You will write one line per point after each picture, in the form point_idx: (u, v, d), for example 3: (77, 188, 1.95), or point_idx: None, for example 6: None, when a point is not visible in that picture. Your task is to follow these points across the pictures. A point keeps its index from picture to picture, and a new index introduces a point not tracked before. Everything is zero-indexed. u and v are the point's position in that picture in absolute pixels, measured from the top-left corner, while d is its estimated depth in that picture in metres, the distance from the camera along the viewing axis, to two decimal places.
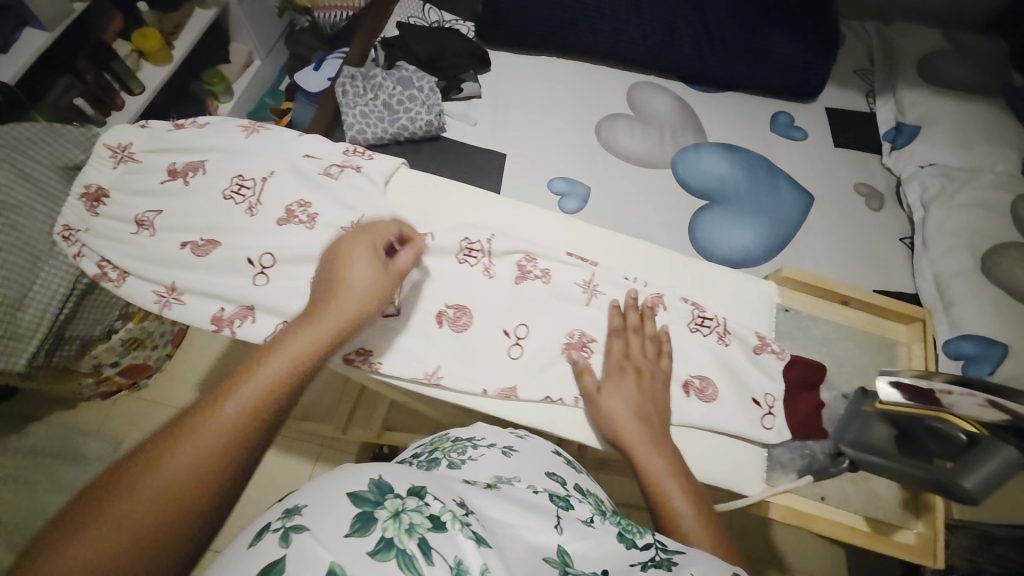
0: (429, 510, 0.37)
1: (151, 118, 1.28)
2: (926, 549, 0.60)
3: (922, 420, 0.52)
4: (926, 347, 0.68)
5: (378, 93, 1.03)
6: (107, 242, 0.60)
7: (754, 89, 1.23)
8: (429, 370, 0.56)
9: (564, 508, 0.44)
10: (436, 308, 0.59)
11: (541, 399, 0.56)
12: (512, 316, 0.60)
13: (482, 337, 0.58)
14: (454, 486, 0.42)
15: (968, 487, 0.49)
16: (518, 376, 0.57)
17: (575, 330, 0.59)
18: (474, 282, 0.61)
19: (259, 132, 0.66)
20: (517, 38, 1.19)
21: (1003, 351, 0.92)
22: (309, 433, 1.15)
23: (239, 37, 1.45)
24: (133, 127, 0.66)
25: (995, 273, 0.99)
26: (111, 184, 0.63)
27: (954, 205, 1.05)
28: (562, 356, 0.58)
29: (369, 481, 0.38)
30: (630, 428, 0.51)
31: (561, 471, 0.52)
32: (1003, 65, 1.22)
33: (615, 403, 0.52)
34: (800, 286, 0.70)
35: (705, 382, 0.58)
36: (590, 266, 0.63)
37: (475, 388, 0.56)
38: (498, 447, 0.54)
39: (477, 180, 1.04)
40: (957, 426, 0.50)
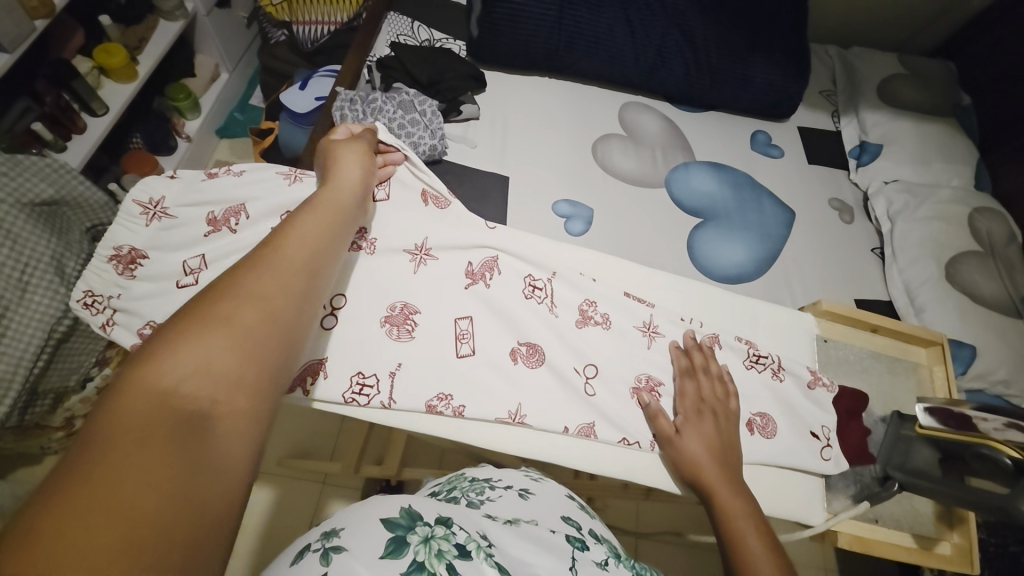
0: (456, 538, 0.37)
1: (112, 141, 1.18)
2: (964, 558, 0.67)
3: (973, 447, 0.60)
4: (947, 368, 0.75)
5: (378, 117, 0.99)
6: (142, 305, 0.57)
7: (734, 108, 1.28)
8: (513, 410, 0.60)
9: (580, 549, 0.45)
10: (509, 345, 0.64)
11: (618, 442, 0.62)
12: (581, 356, 0.65)
13: (554, 376, 0.64)
14: (474, 518, 0.43)
15: None
16: (595, 414, 0.63)
17: (643, 374, 0.66)
18: (540, 321, 0.66)
19: (301, 181, 0.63)
20: (512, 60, 1.18)
21: (971, 352, 1.02)
22: (309, 470, 1.10)
23: (205, 49, 1.35)
24: (163, 179, 0.63)
25: (958, 280, 1.08)
26: (148, 244, 0.60)
27: (919, 218, 1.14)
28: (632, 400, 0.64)
29: (400, 509, 0.40)
30: (716, 473, 0.56)
31: (576, 515, 0.52)
32: (952, 86, 1.34)
33: (699, 446, 0.58)
34: (837, 318, 0.75)
35: (765, 419, 0.65)
36: (648, 308, 0.69)
37: (559, 426, 0.61)
38: (514, 489, 0.54)
39: (482, 203, 1.02)
40: (1003, 451, 0.58)
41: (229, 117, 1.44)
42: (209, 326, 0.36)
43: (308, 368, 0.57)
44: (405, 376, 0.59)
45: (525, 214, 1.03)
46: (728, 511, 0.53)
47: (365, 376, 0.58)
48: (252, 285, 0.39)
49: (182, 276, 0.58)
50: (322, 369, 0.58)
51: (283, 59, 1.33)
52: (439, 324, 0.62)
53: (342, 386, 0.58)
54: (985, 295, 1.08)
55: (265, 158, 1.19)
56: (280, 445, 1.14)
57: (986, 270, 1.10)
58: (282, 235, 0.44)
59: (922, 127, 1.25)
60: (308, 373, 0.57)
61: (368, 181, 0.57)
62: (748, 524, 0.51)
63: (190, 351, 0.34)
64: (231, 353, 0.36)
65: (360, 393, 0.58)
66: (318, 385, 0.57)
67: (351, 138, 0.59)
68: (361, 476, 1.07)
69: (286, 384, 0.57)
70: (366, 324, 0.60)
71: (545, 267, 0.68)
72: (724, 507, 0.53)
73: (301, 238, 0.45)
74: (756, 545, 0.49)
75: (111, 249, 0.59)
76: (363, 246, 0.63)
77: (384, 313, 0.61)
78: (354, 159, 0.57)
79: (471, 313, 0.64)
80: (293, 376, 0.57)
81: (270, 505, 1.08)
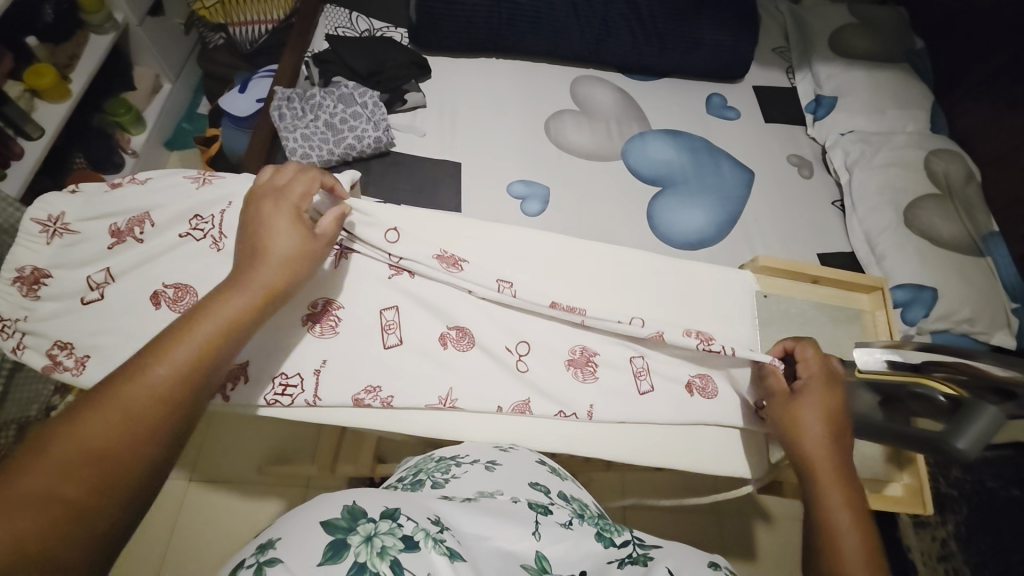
0: (402, 531, 0.37)
1: (53, 164, 1.16)
2: (915, 497, 0.69)
3: (909, 387, 0.61)
4: (888, 313, 0.76)
5: (318, 114, 0.98)
6: (55, 322, 0.58)
7: (686, 73, 1.26)
8: (443, 395, 0.62)
9: (543, 513, 0.45)
10: (438, 330, 0.65)
11: (555, 415, 0.64)
12: (513, 334, 0.66)
13: (485, 354, 0.65)
14: (428, 502, 0.43)
15: (960, 447, 0.52)
16: (530, 390, 0.64)
17: (577, 347, 0.67)
18: (467, 302, 0.66)
19: (210, 182, 0.64)
20: (456, 44, 1.16)
21: (932, 294, 1.03)
22: (288, 475, 1.10)
23: (142, 59, 1.32)
24: (64, 196, 0.63)
25: (917, 225, 1.08)
26: (52, 263, 0.60)
27: (876, 166, 1.14)
28: (567, 371, 0.66)
29: (342, 508, 0.39)
30: (821, 443, 0.55)
31: (545, 479, 0.52)
32: (905, 31, 1.33)
33: (810, 413, 0.57)
34: (776, 272, 0.76)
35: (706, 380, 0.68)
36: (586, 283, 0.70)
37: (491, 406, 0.63)
38: (480, 463, 0.54)
39: (433, 192, 1.01)
40: (938, 388, 0.58)
41: (177, 129, 1.42)
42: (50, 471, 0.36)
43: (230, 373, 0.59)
44: (330, 372, 0.61)
45: (477, 199, 1.01)
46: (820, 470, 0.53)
47: (288, 377, 0.60)
48: (106, 416, 0.39)
49: (88, 291, 0.60)
50: (242, 374, 0.59)
51: (224, 65, 1.30)
52: (363, 317, 0.64)
53: (264, 388, 0.60)
54: (945, 237, 1.08)
55: (213, 167, 1.17)
56: (258, 452, 1.14)
57: (943, 212, 1.10)
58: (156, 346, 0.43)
59: (876, 74, 1.24)
60: (229, 377, 0.59)
61: (303, 247, 0.54)
62: (834, 493, 0.51)
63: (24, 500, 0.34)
64: (67, 498, 0.35)
65: (283, 393, 0.60)
66: (239, 390, 0.59)
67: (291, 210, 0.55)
68: (341, 477, 1.07)
69: None
70: (290, 321, 0.61)
71: (480, 253, 0.70)
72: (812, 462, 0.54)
73: (175, 349, 0.43)
74: (840, 517, 0.49)
75: (14, 270, 0.59)
76: None
77: (306, 311, 0.62)
78: (283, 238, 0.53)
79: (397, 303, 0.65)
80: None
81: (253, 512, 1.09)
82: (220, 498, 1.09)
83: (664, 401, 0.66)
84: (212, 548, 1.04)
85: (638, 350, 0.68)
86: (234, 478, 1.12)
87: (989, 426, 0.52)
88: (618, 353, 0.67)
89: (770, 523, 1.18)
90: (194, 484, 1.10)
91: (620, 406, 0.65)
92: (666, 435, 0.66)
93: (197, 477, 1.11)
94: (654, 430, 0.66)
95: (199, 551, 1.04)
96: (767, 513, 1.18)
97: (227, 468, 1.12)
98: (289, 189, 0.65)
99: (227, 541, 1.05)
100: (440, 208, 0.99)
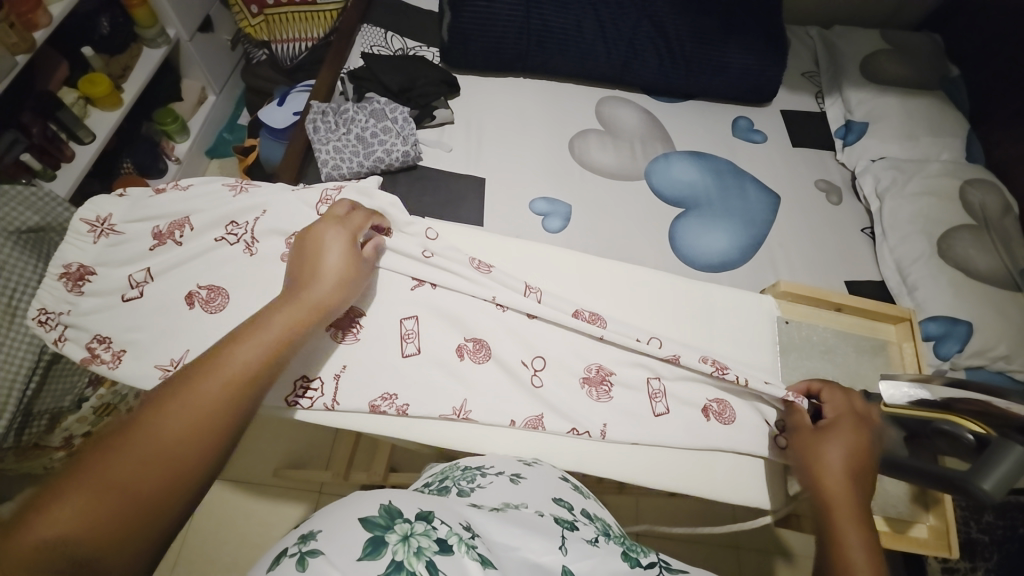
0: (437, 533, 0.38)
1: (101, 167, 1.23)
2: (940, 541, 0.66)
3: (933, 423, 0.59)
4: (916, 344, 0.74)
5: (350, 127, 1.02)
6: (95, 317, 0.62)
7: (713, 96, 1.26)
8: (457, 406, 0.63)
9: (569, 529, 0.44)
10: (456, 342, 0.66)
11: (567, 432, 0.63)
12: (528, 349, 0.67)
13: (500, 367, 0.65)
14: (459, 509, 0.43)
15: (987, 488, 0.50)
16: (543, 406, 0.64)
17: (593, 365, 0.67)
18: (486, 316, 0.67)
19: (246, 191, 0.67)
20: (485, 63, 1.19)
21: (966, 328, 0.99)
22: (303, 479, 1.12)
23: (190, 72, 1.40)
24: (112, 199, 0.66)
25: (951, 255, 1.05)
26: (96, 261, 0.64)
27: (908, 194, 1.11)
28: (581, 389, 0.66)
29: (380, 507, 0.40)
30: (839, 477, 0.53)
31: (569, 496, 0.51)
32: (940, 58, 1.31)
33: (834, 448, 0.56)
34: (797, 298, 0.75)
35: (723, 405, 0.67)
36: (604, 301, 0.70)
37: (505, 420, 0.63)
38: (505, 475, 0.53)
39: (457, 205, 1.03)
40: (967, 427, 0.56)
41: (218, 138, 1.49)
42: (135, 452, 0.38)
43: None
44: (349, 378, 0.62)
45: (500, 214, 1.03)
46: (830, 499, 0.52)
47: (309, 380, 0.62)
48: (177, 417, 0.41)
49: (129, 289, 0.63)
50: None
51: (265, 78, 1.37)
52: (384, 325, 0.65)
53: (285, 390, 0.61)
54: (982, 269, 1.05)
55: (249, 175, 1.22)
56: (276, 455, 1.16)
57: (981, 243, 1.07)
58: (218, 355, 0.46)
59: (910, 101, 1.22)
60: None
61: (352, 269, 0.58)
62: (842, 519, 0.50)
63: (107, 480, 0.37)
64: (149, 479, 0.38)
65: (303, 396, 0.61)
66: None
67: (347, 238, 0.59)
68: (353, 484, 1.08)
69: None
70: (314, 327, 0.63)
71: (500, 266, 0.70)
72: (824, 491, 0.53)
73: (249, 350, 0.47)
74: (855, 553, 0.47)
75: (61, 267, 0.63)
76: None
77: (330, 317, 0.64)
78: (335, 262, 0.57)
79: (417, 313, 0.66)
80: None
81: (267, 514, 1.10)
82: (235, 498, 1.11)
83: (679, 425, 0.65)
84: (226, 548, 1.06)
85: (654, 371, 0.67)
86: (249, 479, 1.14)
87: (1018, 468, 0.50)
88: (634, 373, 0.67)
89: (791, 559, 1.14)
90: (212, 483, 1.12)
91: (634, 427, 0.64)
92: (680, 459, 0.65)
93: None
94: (669, 453, 0.65)
95: (214, 548, 1.06)
96: (788, 549, 1.14)
97: (243, 468, 1.14)
98: (319, 198, 0.68)
99: (240, 544, 1.07)
100: (462, 222, 1.00)
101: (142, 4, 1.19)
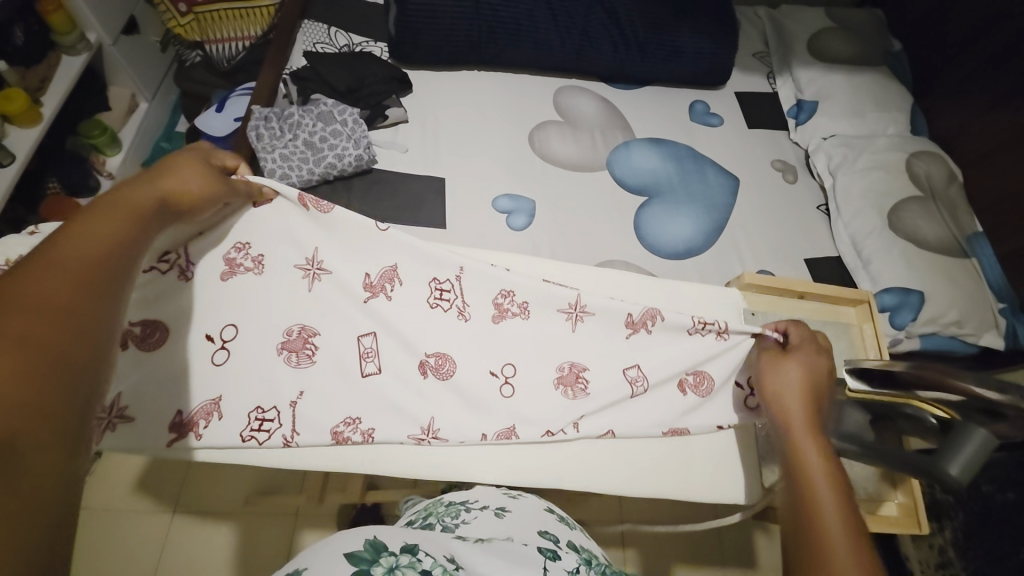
0: (421, 565, 0.36)
1: (25, 190, 1.12)
2: (911, 518, 0.69)
3: (897, 406, 0.62)
4: (875, 325, 0.76)
5: (297, 132, 0.95)
6: None
7: (669, 81, 1.25)
8: (425, 425, 0.62)
9: (551, 559, 0.43)
10: (417, 357, 0.64)
11: (542, 436, 0.63)
12: (499, 357, 0.66)
13: (471, 377, 0.65)
14: (443, 540, 0.42)
15: (954, 474, 0.51)
16: (513, 415, 0.64)
17: (566, 363, 0.68)
18: (448, 328, 0.66)
19: None
20: (436, 58, 1.15)
21: (918, 297, 1.03)
22: (276, 505, 1.08)
23: (118, 79, 1.30)
24: (22, 237, 0.60)
25: (901, 228, 1.09)
26: None
27: (859, 169, 1.14)
28: (556, 390, 0.66)
29: (365, 541, 0.38)
30: (795, 395, 0.55)
31: (554, 528, 0.49)
32: (882, 33, 1.34)
33: (792, 368, 0.58)
34: (760, 287, 0.77)
35: (700, 377, 0.68)
36: (574, 289, 0.68)
37: (475, 434, 0.63)
38: (490, 509, 0.52)
39: (417, 209, 0.99)
40: (928, 411, 0.59)
41: (155, 148, 1.38)
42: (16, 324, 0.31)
43: (205, 408, 0.59)
44: (308, 404, 0.61)
45: (463, 217, 1.00)
46: (784, 409, 0.54)
47: (265, 411, 0.60)
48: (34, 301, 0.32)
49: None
50: (215, 410, 0.59)
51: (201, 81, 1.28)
52: (339, 343, 0.64)
53: (240, 424, 0.59)
54: (930, 239, 1.09)
55: None
56: (244, 483, 1.11)
57: (928, 214, 1.11)
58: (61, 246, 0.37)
59: (857, 76, 1.25)
60: (205, 413, 0.59)
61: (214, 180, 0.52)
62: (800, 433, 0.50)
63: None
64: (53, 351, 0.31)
65: (259, 430, 0.59)
66: (212, 426, 0.58)
67: (198, 149, 0.52)
68: (330, 504, 1.05)
69: (178, 429, 0.58)
70: (262, 353, 0.61)
71: (451, 266, 0.67)
72: (779, 404, 0.55)
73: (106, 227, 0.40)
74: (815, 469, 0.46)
75: None
76: (250, 266, 0.63)
77: (281, 339, 0.63)
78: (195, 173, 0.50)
79: (374, 330, 0.65)
80: (186, 420, 0.58)
81: (242, 545, 1.06)
82: (208, 530, 1.07)
83: (649, 420, 0.66)
84: None
85: (630, 360, 0.68)
86: (219, 509, 1.09)
87: (979, 450, 0.51)
88: (608, 368, 0.68)
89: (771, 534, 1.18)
90: (180, 517, 1.07)
91: (609, 411, 0.66)
92: (651, 453, 0.66)
93: (182, 510, 1.08)
94: (648, 445, 0.66)
95: None
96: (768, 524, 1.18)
97: (211, 501, 1.09)
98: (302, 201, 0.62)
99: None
100: (425, 226, 0.97)
101: (59, 9, 1.09)
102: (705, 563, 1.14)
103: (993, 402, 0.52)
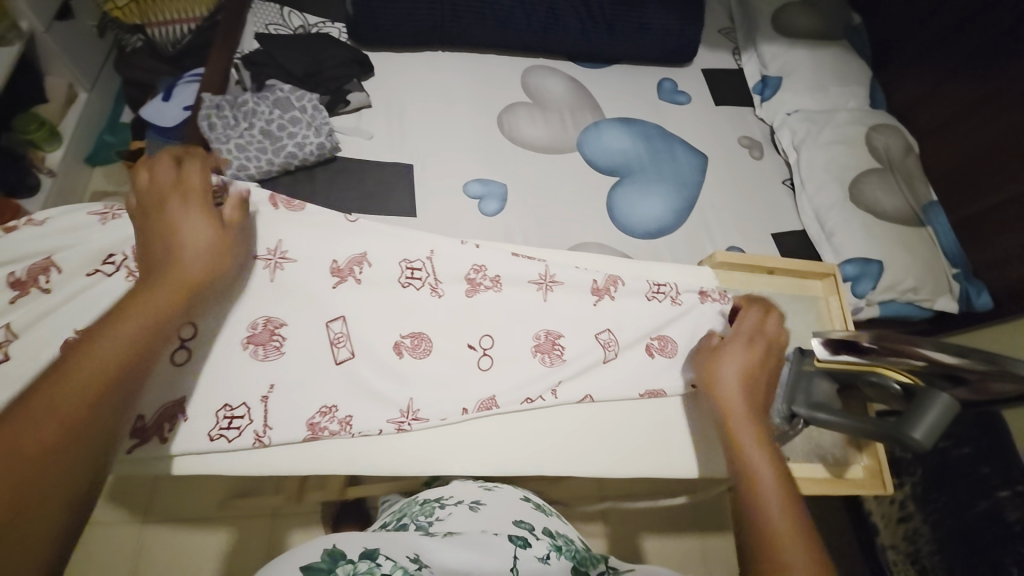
0: (381, 570, 0.36)
1: None
2: (875, 479, 0.73)
3: (863, 375, 0.64)
4: (839, 297, 0.79)
5: (253, 121, 0.91)
6: None
7: (636, 59, 1.24)
8: (405, 407, 0.63)
9: (521, 547, 0.43)
10: (392, 338, 0.65)
11: (521, 402, 0.66)
12: (475, 330, 0.68)
13: (449, 353, 0.66)
14: (409, 539, 0.41)
15: (918, 438, 0.53)
16: (494, 386, 0.66)
17: (542, 332, 0.69)
18: (422, 306, 0.67)
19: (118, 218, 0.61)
20: (398, 39, 1.10)
21: (877, 267, 1.06)
22: (255, 507, 1.06)
23: (52, 68, 1.20)
24: None
25: (862, 200, 1.12)
26: None
27: (821, 144, 1.16)
28: (534, 358, 0.68)
29: (322, 551, 0.37)
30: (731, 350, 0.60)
31: (530, 517, 0.50)
32: (842, 7, 1.36)
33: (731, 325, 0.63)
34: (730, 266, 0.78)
35: (664, 341, 0.72)
36: (540, 262, 0.72)
37: (457, 408, 0.64)
38: (465, 504, 0.52)
39: (385, 198, 0.96)
40: (893, 376, 0.61)
41: (100, 142, 1.30)
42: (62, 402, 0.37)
43: (165, 412, 0.58)
44: (278, 398, 0.61)
45: (433, 204, 0.97)
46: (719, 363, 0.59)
47: (233, 408, 0.59)
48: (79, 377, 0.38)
49: None
50: (181, 411, 0.58)
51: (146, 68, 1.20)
52: (308, 334, 0.63)
53: (208, 422, 0.59)
54: (889, 210, 1.13)
55: None
56: (220, 486, 1.09)
57: (886, 186, 1.15)
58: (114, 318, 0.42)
59: (818, 51, 1.26)
60: (165, 417, 0.58)
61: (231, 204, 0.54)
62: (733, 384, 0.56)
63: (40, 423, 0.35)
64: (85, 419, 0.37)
65: (229, 427, 0.59)
66: (178, 429, 0.58)
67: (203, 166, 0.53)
68: (311, 502, 1.03)
69: (139, 434, 0.57)
70: (229, 352, 0.60)
71: (421, 247, 0.68)
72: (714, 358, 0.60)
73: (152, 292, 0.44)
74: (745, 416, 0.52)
75: None
76: None
77: (247, 333, 0.61)
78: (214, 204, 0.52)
79: (344, 313, 0.64)
80: (147, 425, 0.57)
81: (221, 548, 1.04)
82: (185, 536, 1.04)
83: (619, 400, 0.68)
84: None
85: (602, 325, 0.70)
86: (195, 514, 1.06)
87: (941, 414, 0.53)
88: (583, 334, 0.70)
89: None
90: (153, 524, 1.04)
91: (584, 381, 0.68)
92: (623, 428, 0.68)
93: (155, 518, 1.05)
94: (621, 423, 0.68)
95: None
96: None
97: (186, 506, 1.06)
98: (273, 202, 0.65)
99: None
100: (394, 215, 0.94)
101: None
102: (684, 531, 1.19)
103: (951, 368, 0.55)
